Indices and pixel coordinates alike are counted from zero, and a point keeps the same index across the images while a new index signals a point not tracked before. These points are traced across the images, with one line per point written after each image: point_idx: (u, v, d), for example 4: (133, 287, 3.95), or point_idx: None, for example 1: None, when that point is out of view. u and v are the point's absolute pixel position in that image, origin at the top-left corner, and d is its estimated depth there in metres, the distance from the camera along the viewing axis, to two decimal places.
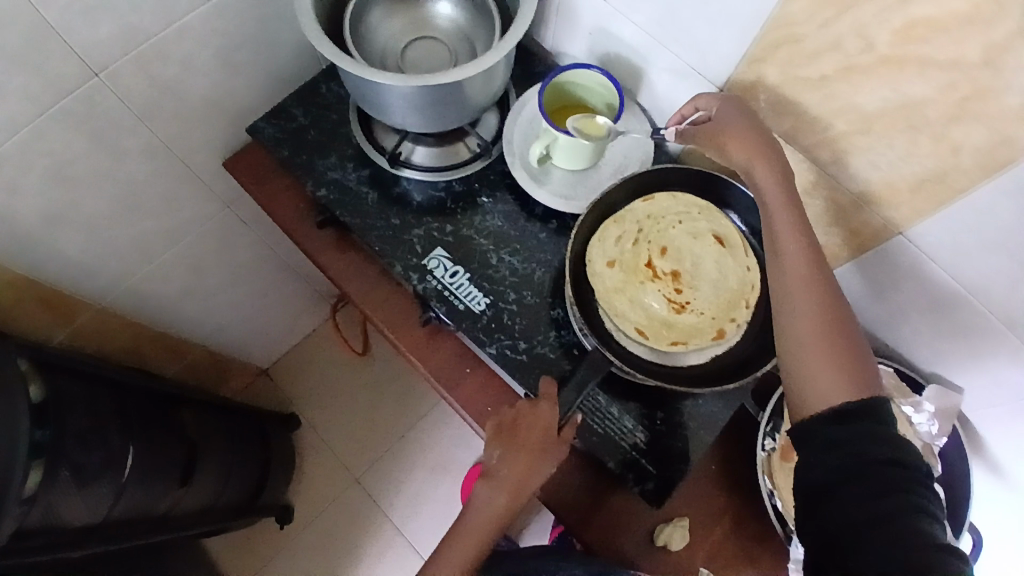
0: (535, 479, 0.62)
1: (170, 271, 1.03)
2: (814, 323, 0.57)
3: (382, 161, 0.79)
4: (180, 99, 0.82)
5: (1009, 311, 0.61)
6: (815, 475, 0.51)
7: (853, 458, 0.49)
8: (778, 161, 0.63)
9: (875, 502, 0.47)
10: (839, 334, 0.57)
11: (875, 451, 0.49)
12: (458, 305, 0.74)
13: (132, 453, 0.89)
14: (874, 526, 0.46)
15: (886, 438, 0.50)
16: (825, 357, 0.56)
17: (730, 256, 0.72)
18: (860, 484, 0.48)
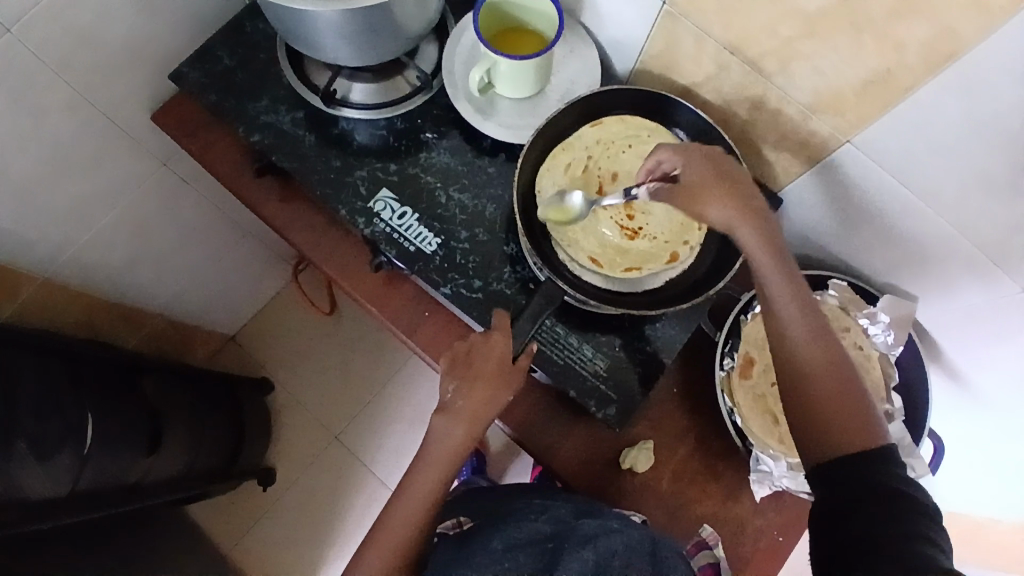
0: (492, 408, 0.64)
1: (114, 238, 0.99)
2: (819, 378, 0.57)
3: (316, 101, 0.76)
4: (95, 50, 0.76)
5: (957, 211, 0.61)
6: (831, 500, 0.53)
7: (864, 492, 0.52)
8: (749, 209, 0.60)
9: (888, 518, 0.50)
10: (841, 382, 0.57)
11: (886, 484, 0.52)
12: (408, 247, 0.73)
13: (91, 422, 0.86)
14: (882, 547, 0.49)
15: (892, 473, 0.52)
16: (830, 415, 0.56)
17: None
18: (871, 510, 0.51)
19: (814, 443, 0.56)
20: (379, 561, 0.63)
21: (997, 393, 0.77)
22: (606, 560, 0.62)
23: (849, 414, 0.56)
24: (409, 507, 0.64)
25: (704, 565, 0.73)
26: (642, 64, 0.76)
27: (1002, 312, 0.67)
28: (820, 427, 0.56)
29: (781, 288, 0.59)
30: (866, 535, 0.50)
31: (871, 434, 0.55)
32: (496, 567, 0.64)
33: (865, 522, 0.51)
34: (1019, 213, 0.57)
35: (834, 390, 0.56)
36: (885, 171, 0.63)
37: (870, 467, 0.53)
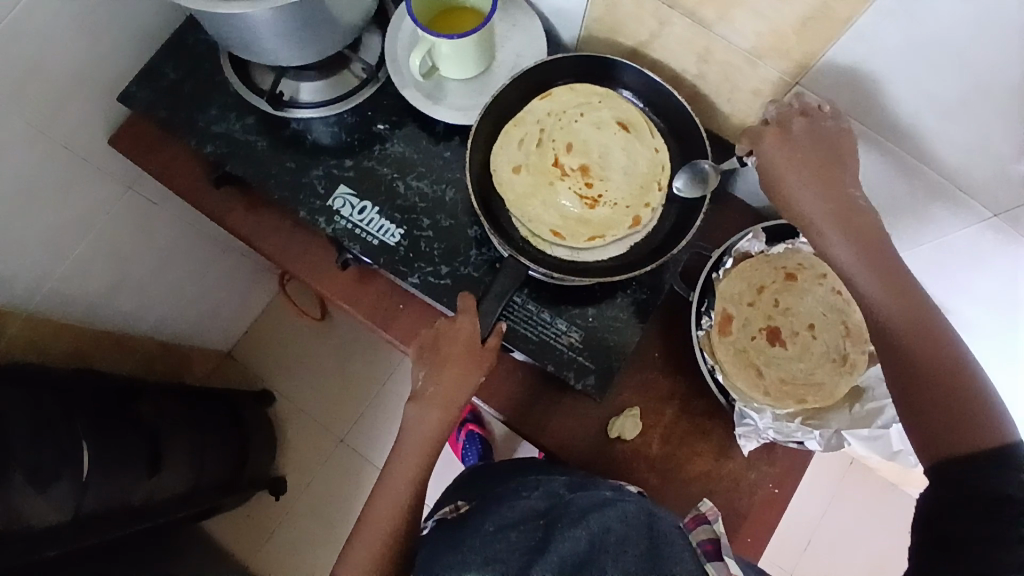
0: (464, 389, 0.65)
1: (92, 266, 0.96)
2: (931, 364, 0.50)
3: (264, 105, 0.75)
4: (41, 81, 0.75)
5: (917, 140, 0.60)
6: (935, 497, 0.48)
7: (967, 495, 0.46)
8: (827, 200, 0.57)
9: (988, 518, 0.44)
10: (955, 378, 0.49)
11: (992, 487, 0.45)
12: (372, 240, 0.73)
13: (88, 448, 0.85)
14: (977, 545, 0.44)
15: (1008, 476, 0.45)
16: (939, 411, 0.49)
17: (637, 140, 0.72)
18: (972, 515, 0.45)
19: (924, 444, 0.50)
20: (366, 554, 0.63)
21: (981, 321, 0.77)
22: (601, 537, 0.57)
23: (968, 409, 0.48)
24: (388, 497, 0.65)
25: (703, 541, 0.62)
26: (586, 31, 0.75)
27: (975, 239, 0.65)
28: (929, 425, 0.49)
29: (870, 276, 0.54)
30: (954, 535, 0.45)
31: (992, 435, 0.47)
32: (487, 549, 0.59)
33: (960, 525, 0.45)
34: (974, 132, 0.56)
35: (944, 385, 0.49)
36: (836, 107, 0.63)
37: (983, 473, 0.46)
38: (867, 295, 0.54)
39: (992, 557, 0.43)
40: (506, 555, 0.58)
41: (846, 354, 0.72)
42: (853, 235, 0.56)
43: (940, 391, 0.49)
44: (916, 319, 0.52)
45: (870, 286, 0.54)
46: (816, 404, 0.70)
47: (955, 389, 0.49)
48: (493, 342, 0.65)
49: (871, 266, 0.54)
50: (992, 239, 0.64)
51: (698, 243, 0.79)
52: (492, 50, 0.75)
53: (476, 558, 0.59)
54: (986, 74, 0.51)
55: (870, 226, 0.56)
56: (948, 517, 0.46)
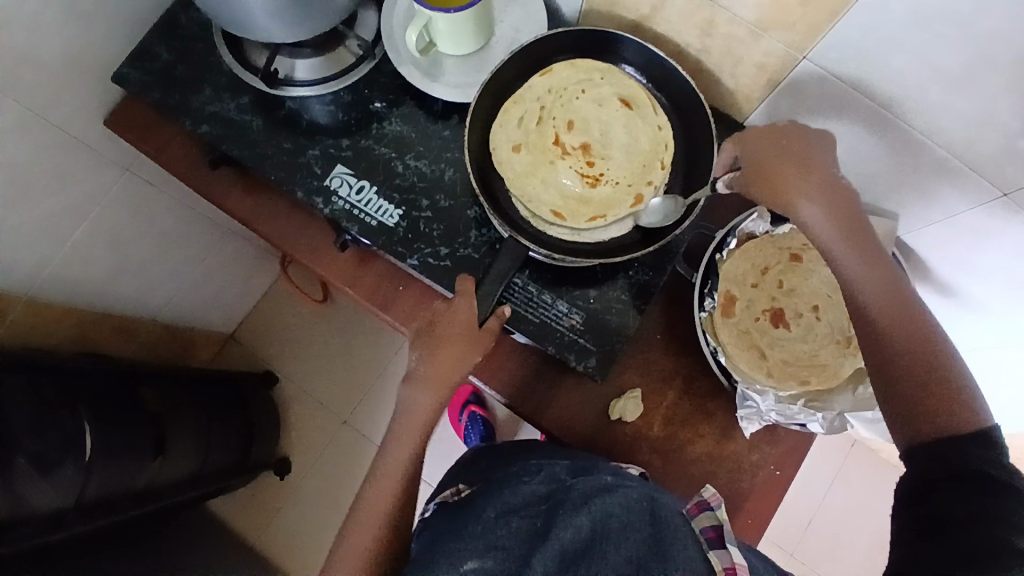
0: (458, 369, 0.64)
1: (91, 251, 0.96)
2: (911, 349, 0.50)
3: (259, 83, 0.74)
4: (33, 64, 0.73)
5: (927, 116, 0.59)
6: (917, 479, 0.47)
7: (949, 474, 0.45)
8: (810, 180, 0.56)
9: (973, 498, 0.43)
10: (931, 362, 0.49)
11: (974, 466, 0.45)
12: (370, 221, 0.72)
13: (90, 433, 0.85)
14: (966, 524, 0.42)
15: (988, 456, 0.45)
16: (917, 390, 0.49)
17: (639, 117, 0.71)
18: (955, 493, 0.44)
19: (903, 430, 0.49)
20: (363, 534, 0.63)
21: (990, 301, 0.75)
22: (603, 523, 0.58)
23: (942, 394, 0.48)
24: (387, 482, 0.64)
25: (705, 527, 0.61)
26: (587, 4, 0.73)
27: (983, 217, 0.64)
28: (906, 405, 0.49)
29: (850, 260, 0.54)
30: (941, 513, 0.44)
31: (967, 414, 0.47)
32: (490, 535, 0.58)
33: (947, 502, 0.44)
34: (985, 107, 0.54)
35: (922, 365, 0.49)
36: (843, 82, 0.61)
37: (961, 453, 0.46)
38: (847, 277, 0.53)
39: (981, 535, 0.41)
40: (508, 542, 0.57)
41: (850, 336, 0.71)
42: (835, 214, 0.55)
43: (918, 371, 0.49)
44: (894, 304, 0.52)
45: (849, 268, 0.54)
46: (819, 385, 0.70)
47: (932, 371, 0.49)
48: (491, 324, 0.65)
49: (852, 247, 0.54)
50: (1001, 218, 0.62)
51: (701, 222, 0.78)
52: (490, 25, 0.74)
53: (479, 545, 0.57)
54: (997, 47, 0.49)
55: (849, 206, 0.55)
56: (933, 495, 0.45)
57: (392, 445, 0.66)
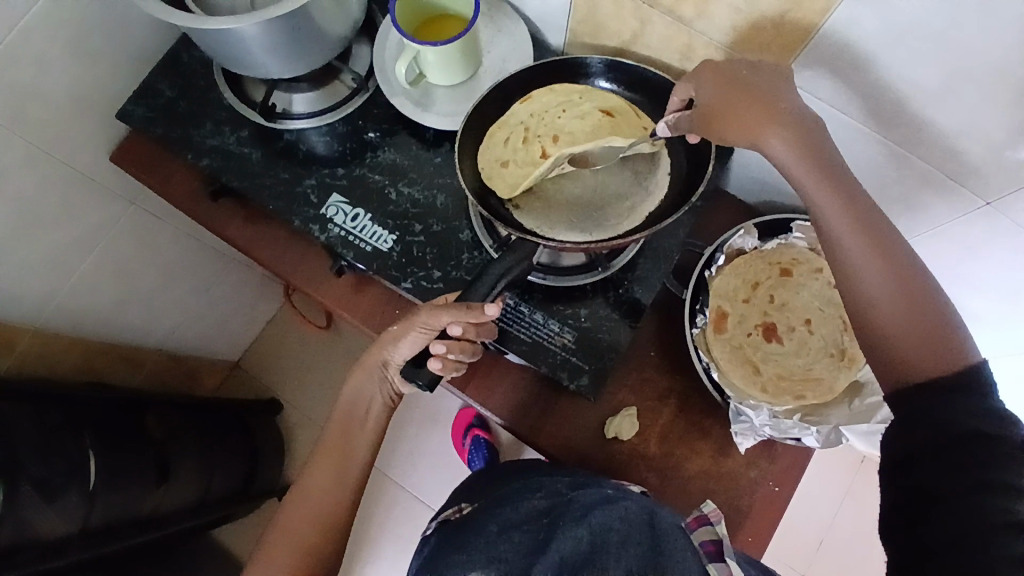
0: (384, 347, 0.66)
1: (98, 282, 0.98)
2: (889, 282, 0.49)
3: (258, 117, 0.77)
4: (42, 104, 0.77)
5: (903, 130, 0.60)
6: (902, 443, 0.45)
7: (934, 430, 0.44)
8: (774, 117, 0.55)
9: (961, 465, 0.42)
10: (911, 294, 0.49)
11: (961, 421, 0.43)
12: (365, 247, 0.74)
13: (94, 459, 0.86)
14: (956, 496, 0.41)
15: (976, 407, 0.43)
16: (899, 331, 0.48)
17: (622, 122, 0.73)
18: (940, 459, 0.43)
19: (887, 368, 0.49)
20: (294, 513, 0.65)
21: (985, 311, 0.75)
22: (603, 536, 0.57)
23: (923, 330, 0.48)
24: (322, 469, 0.67)
25: (704, 541, 0.61)
26: (571, 33, 0.76)
27: (971, 225, 0.65)
28: (889, 346, 0.49)
29: (824, 195, 0.53)
30: (928, 488, 0.43)
31: (953, 354, 0.46)
32: (492, 549, 0.58)
33: (934, 472, 0.43)
34: (963, 117, 0.55)
35: (904, 305, 0.49)
36: (820, 99, 0.63)
37: (945, 399, 0.45)
38: (820, 214, 0.53)
39: (973, 505, 0.41)
40: (510, 555, 0.56)
41: (843, 349, 0.71)
42: (805, 155, 0.54)
43: (902, 310, 0.49)
44: (869, 237, 0.51)
45: (826, 209, 0.53)
46: (814, 400, 0.70)
47: (911, 305, 0.49)
48: (455, 312, 0.60)
49: (828, 188, 0.53)
50: (988, 225, 0.63)
51: (690, 241, 0.79)
52: (478, 56, 0.77)
53: (481, 557, 0.57)
54: (969, 58, 0.51)
55: (821, 142, 0.54)
56: (918, 463, 0.44)
57: (337, 437, 0.68)
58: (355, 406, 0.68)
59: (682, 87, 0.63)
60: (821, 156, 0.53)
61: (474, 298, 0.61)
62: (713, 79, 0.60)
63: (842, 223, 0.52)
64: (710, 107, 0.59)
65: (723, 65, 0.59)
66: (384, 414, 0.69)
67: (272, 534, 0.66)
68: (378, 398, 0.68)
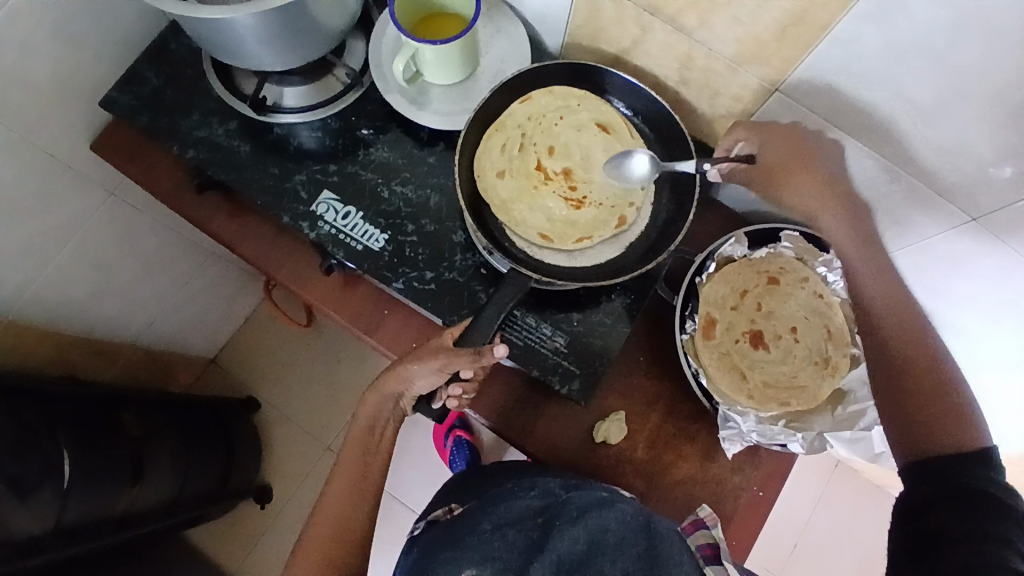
0: (396, 379, 0.65)
1: (75, 274, 0.95)
2: (921, 355, 0.56)
3: (248, 110, 0.75)
4: (24, 90, 0.74)
5: (895, 147, 0.62)
6: (922, 498, 0.52)
7: (946, 486, 0.51)
8: (829, 188, 0.60)
9: (968, 519, 0.49)
10: (936, 372, 0.55)
11: (971, 484, 0.50)
12: (356, 245, 0.72)
13: (69, 458, 0.83)
14: (960, 542, 0.48)
15: (987, 475, 0.50)
16: (927, 402, 0.54)
17: (617, 141, 0.73)
18: (953, 512, 0.50)
19: (911, 435, 0.55)
20: (317, 538, 0.65)
21: (964, 323, 0.77)
22: (599, 537, 0.57)
23: (946, 407, 0.54)
24: (340, 493, 0.66)
25: (701, 545, 0.65)
26: (570, 37, 0.76)
27: (954, 241, 0.67)
28: (911, 420, 0.55)
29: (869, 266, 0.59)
30: (940, 533, 0.50)
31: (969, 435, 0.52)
32: (485, 546, 0.57)
33: (946, 521, 0.50)
34: (956, 135, 0.57)
35: (932, 387, 0.55)
36: (818, 114, 0.64)
37: (965, 470, 0.51)
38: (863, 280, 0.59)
39: (975, 553, 0.47)
40: (504, 553, 0.56)
41: (828, 358, 0.72)
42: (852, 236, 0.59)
43: (931, 381, 0.55)
44: (900, 311, 0.58)
45: (868, 284, 0.59)
46: (800, 406, 0.71)
47: (938, 381, 0.55)
48: (468, 359, 0.61)
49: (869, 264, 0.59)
50: (971, 241, 0.65)
51: (682, 248, 0.80)
52: (477, 56, 0.76)
53: (475, 555, 0.57)
54: (964, 82, 0.53)
55: (862, 219, 0.61)
56: (933, 513, 0.51)
57: (353, 462, 0.67)
58: (367, 427, 0.68)
59: (738, 134, 0.65)
60: (864, 233, 0.60)
61: (477, 342, 0.62)
62: (772, 136, 0.62)
63: (881, 301, 0.58)
64: (766, 161, 0.62)
65: (786, 130, 0.62)
66: (391, 432, 0.70)
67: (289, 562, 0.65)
68: (387, 417, 0.69)
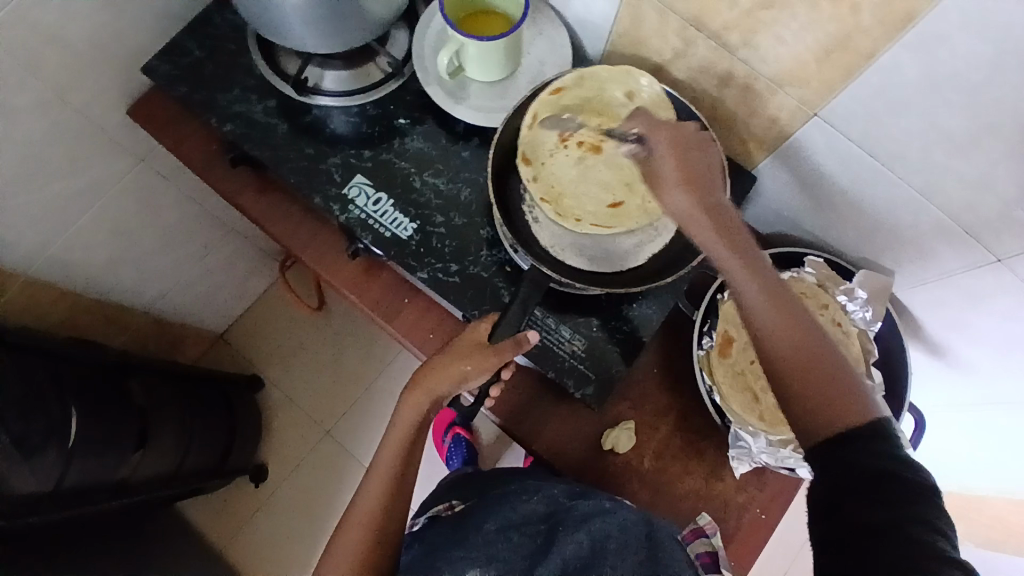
0: (447, 381, 0.65)
1: (96, 237, 0.96)
2: (794, 341, 0.50)
3: (288, 89, 0.76)
4: (70, 51, 0.75)
5: (930, 181, 0.62)
6: (834, 488, 0.46)
7: (852, 478, 0.46)
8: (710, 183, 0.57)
9: (885, 507, 0.44)
10: (818, 351, 0.50)
11: (875, 465, 0.45)
12: (384, 232, 0.73)
13: (75, 419, 0.84)
14: (884, 537, 0.43)
15: (885, 452, 0.45)
16: (814, 391, 0.49)
17: (610, 218, 0.70)
18: (867, 502, 0.44)
19: (807, 428, 0.49)
20: (352, 543, 0.64)
21: (982, 366, 0.77)
22: (602, 543, 0.58)
23: (831, 388, 0.49)
24: (373, 496, 0.66)
25: (701, 554, 0.71)
26: (612, 44, 0.77)
27: (977, 278, 0.66)
28: (800, 410, 0.49)
29: (734, 260, 0.54)
30: (860, 525, 0.44)
31: (857, 410, 0.48)
32: (491, 547, 0.59)
33: (864, 511, 0.44)
34: (988, 175, 0.57)
35: (816, 372, 0.49)
36: (852, 141, 0.64)
37: (865, 450, 0.46)
38: (731, 273, 0.54)
39: (899, 543, 0.42)
40: (510, 555, 0.59)
41: None
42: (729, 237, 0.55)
43: (814, 367, 0.49)
44: (775, 292, 0.52)
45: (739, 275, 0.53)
46: None
47: (819, 363, 0.49)
48: (510, 348, 0.65)
49: (736, 255, 0.54)
50: (995, 281, 0.65)
51: (705, 264, 0.80)
52: (519, 57, 0.77)
53: (481, 554, 0.59)
54: (1006, 122, 0.53)
55: (729, 218, 0.56)
56: (847, 505, 0.45)
57: (388, 469, 0.67)
58: (406, 433, 0.67)
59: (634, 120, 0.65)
60: (732, 226, 0.55)
61: None
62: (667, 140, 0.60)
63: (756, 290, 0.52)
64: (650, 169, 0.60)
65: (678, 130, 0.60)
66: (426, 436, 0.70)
67: (325, 563, 0.65)
68: (427, 423, 0.68)
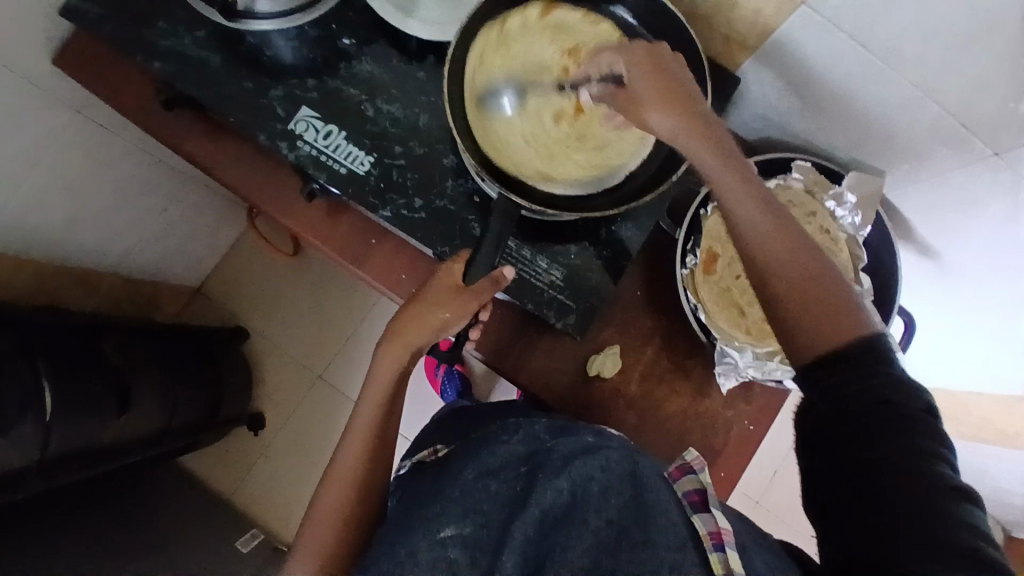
0: (425, 333, 0.64)
1: (44, 200, 0.90)
2: (793, 266, 0.49)
3: (215, 16, 0.66)
4: None
5: (925, 75, 0.57)
6: (825, 416, 0.46)
7: (848, 398, 0.45)
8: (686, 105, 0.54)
9: (883, 442, 0.43)
10: (817, 283, 0.48)
11: (873, 390, 0.45)
12: (339, 168, 0.68)
13: (49, 391, 0.81)
14: (880, 469, 0.43)
15: (885, 378, 0.45)
16: (813, 313, 0.48)
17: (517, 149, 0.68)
18: (858, 434, 0.44)
19: (801, 350, 0.48)
20: (336, 493, 0.64)
21: (971, 264, 0.75)
22: (583, 489, 0.56)
23: (825, 314, 0.48)
24: (359, 445, 0.65)
25: (688, 492, 0.57)
26: None
27: (972, 176, 0.63)
28: (796, 334, 0.48)
29: (732, 186, 0.51)
30: (852, 461, 0.44)
31: (857, 329, 0.47)
32: (467, 500, 0.58)
33: (859, 446, 0.44)
34: (988, 66, 0.52)
35: (816, 295, 0.48)
36: (845, 32, 0.57)
37: (854, 367, 0.46)
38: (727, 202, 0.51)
39: (893, 474, 0.42)
40: (487, 507, 0.57)
41: None
42: (715, 157, 0.52)
43: (809, 289, 0.48)
44: (771, 214, 0.50)
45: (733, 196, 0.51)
46: None
47: (816, 287, 0.48)
48: (485, 289, 0.63)
49: (732, 174, 0.51)
50: (991, 177, 0.62)
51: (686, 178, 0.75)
52: None
53: (456, 510, 0.57)
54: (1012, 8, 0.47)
55: (727, 144, 0.53)
56: (842, 440, 0.45)
57: (370, 419, 0.65)
58: (386, 385, 0.66)
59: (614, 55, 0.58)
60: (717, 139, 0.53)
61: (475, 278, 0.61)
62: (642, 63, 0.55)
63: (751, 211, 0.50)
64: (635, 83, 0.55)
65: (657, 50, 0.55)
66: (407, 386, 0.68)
67: (311, 513, 0.65)
68: (406, 372, 0.67)
